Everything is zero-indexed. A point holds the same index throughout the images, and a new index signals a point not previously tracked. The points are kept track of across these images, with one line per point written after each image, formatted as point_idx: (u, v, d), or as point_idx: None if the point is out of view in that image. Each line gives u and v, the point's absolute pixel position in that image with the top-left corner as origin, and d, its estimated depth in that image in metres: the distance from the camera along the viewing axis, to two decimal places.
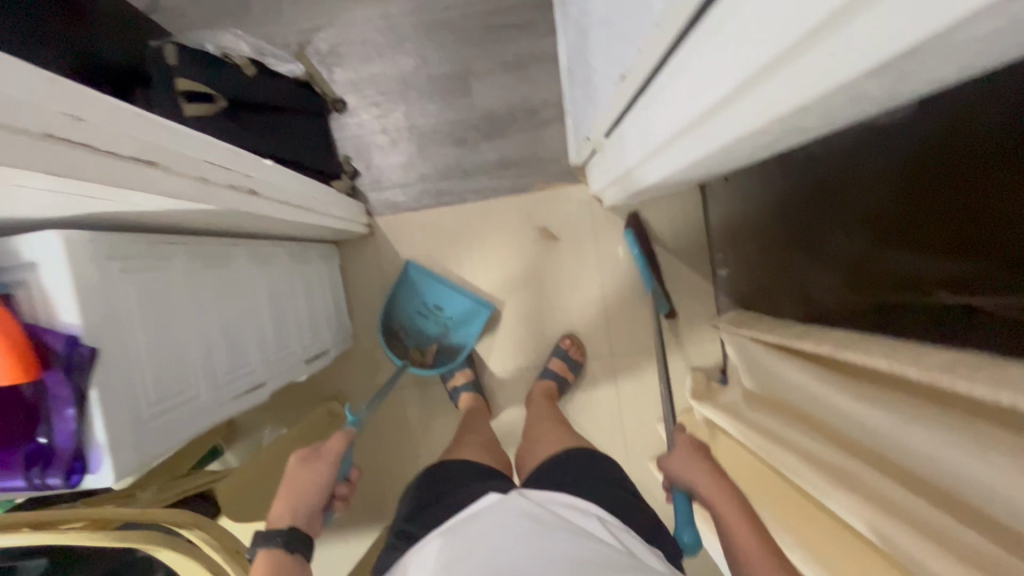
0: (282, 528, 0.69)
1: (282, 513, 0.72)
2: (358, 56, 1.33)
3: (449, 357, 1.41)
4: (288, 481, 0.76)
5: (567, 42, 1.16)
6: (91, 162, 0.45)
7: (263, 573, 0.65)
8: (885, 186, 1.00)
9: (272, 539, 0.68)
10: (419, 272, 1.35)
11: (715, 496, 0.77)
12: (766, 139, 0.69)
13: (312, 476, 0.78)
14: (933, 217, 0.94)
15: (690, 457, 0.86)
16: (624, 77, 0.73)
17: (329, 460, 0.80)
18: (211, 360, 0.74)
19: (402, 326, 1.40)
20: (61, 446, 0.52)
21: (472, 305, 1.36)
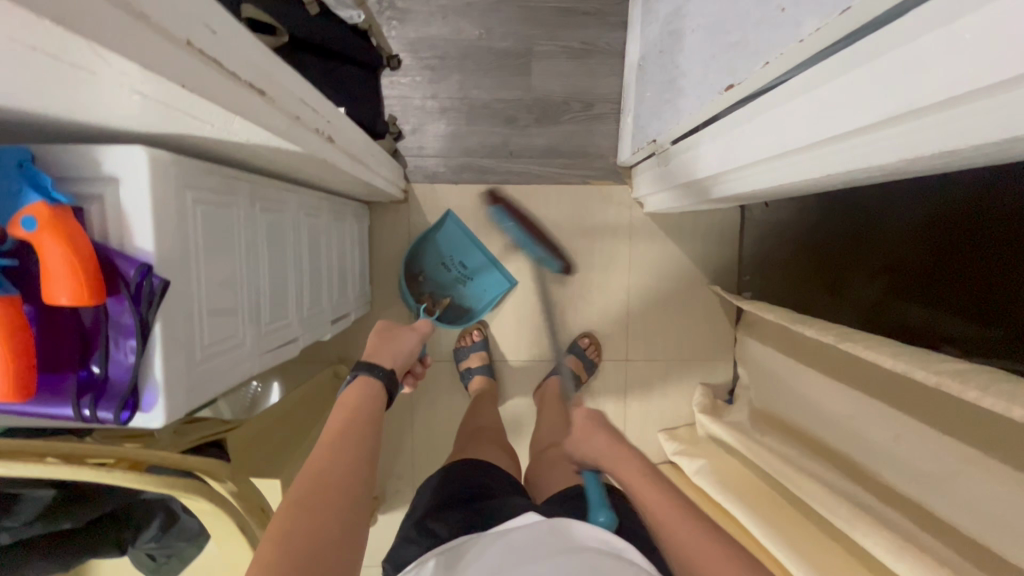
0: (385, 367, 0.71)
1: (384, 354, 0.74)
2: (420, 15, 1.28)
3: (458, 317, 1.36)
4: (386, 333, 0.77)
5: (643, 39, 1.14)
6: (216, 81, 0.41)
7: (362, 392, 0.66)
8: (912, 241, 1.07)
9: (372, 371, 0.70)
10: (456, 223, 1.31)
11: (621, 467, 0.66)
12: (857, 176, 0.70)
13: (409, 341, 0.79)
14: (943, 281, 1.02)
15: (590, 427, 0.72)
16: (731, 87, 0.71)
17: (421, 334, 0.82)
18: (258, 309, 0.71)
19: (423, 271, 1.35)
20: (117, 377, 0.49)
21: (487, 262, 1.33)
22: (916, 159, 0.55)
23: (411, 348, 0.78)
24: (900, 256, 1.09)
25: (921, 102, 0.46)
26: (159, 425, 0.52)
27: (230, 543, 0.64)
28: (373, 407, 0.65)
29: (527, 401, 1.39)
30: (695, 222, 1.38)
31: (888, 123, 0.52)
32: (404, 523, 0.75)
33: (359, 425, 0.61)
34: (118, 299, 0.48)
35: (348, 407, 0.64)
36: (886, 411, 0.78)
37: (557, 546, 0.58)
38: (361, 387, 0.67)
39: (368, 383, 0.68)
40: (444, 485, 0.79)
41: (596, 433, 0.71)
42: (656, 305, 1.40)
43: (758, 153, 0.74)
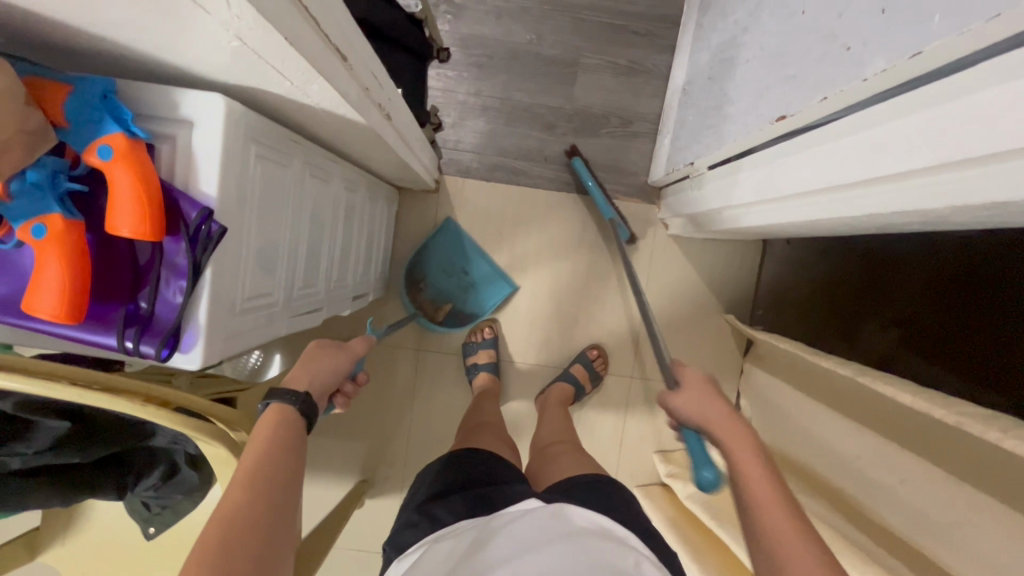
0: (296, 391, 0.62)
1: (300, 375, 0.65)
2: (475, 12, 1.30)
3: (461, 321, 1.39)
4: (309, 353, 0.69)
5: (691, 65, 1.16)
6: (309, 38, 0.43)
7: (274, 425, 0.58)
8: (931, 296, 1.09)
9: (284, 398, 0.61)
10: (455, 229, 1.35)
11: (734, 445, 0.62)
12: (894, 221, 0.72)
13: (336, 361, 0.71)
14: (959, 337, 1.03)
15: (704, 394, 0.68)
16: (782, 118, 0.73)
17: (349, 354, 0.74)
18: (293, 272, 0.71)
19: (425, 278, 1.38)
20: (162, 315, 0.50)
21: (490, 271, 1.36)
22: (958, 210, 0.57)
23: (337, 369, 0.70)
24: (917, 309, 1.10)
25: (972, 152, 0.47)
26: (195, 368, 0.53)
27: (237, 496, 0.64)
28: (292, 439, 0.57)
29: (529, 403, 1.40)
30: (717, 249, 1.40)
31: (935, 170, 0.54)
32: (406, 506, 0.75)
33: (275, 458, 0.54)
34: (175, 239, 0.49)
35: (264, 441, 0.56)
36: (897, 453, 0.78)
37: (558, 529, 0.59)
38: (277, 417, 0.59)
39: (281, 412, 0.59)
40: (446, 471, 0.78)
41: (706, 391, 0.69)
42: (668, 326, 1.40)
43: (798, 185, 0.76)
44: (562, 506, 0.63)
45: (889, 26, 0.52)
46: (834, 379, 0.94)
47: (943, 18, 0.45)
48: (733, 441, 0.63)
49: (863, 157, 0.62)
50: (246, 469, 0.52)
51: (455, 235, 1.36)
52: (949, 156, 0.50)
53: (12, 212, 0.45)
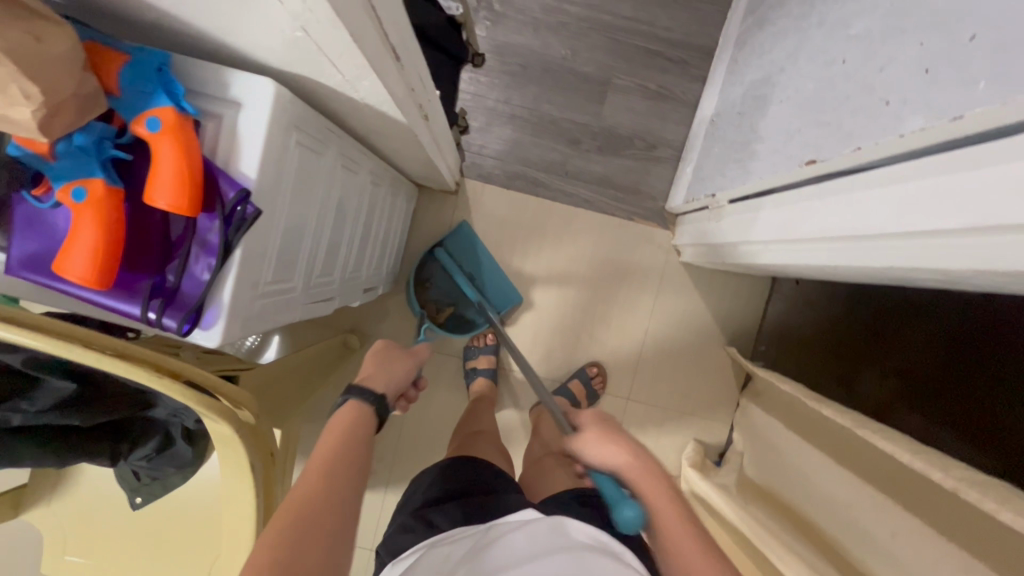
0: (375, 390, 0.71)
1: (376, 374, 0.74)
2: (514, 21, 1.32)
3: (457, 327, 1.39)
4: (381, 357, 0.78)
5: (721, 97, 1.17)
6: (369, 35, 0.43)
7: (351, 419, 0.65)
8: (930, 353, 1.09)
9: (362, 395, 0.69)
10: (471, 234, 1.35)
11: (650, 491, 0.65)
12: (909, 276, 0.73)
13: (402, 364, 0.80)
14: (949, 390, 1.05)
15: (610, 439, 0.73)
16: (812, 162, 0.74)
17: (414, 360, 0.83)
18: (313, 259, 0.72)
19: (430, 279, 1.36)
20: (188, 290, 0.50)
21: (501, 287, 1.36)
22: (977, 274, 0.57)
23: (403, 376, 0.78)
24: (915, 364, 1.11)
25: (997, 220, 0.48)
26: (211, 346, 0.53)
27: (234, 478, 0.63)
28: (359, 432, 0.64)
29: (523, 413, 1.40)
30: (725, 281, 1.40)
31: (957, 233, 0.55)
32: (402, 510, 0.75)
33: (351, 439, 0.62)
34: (210, 216, 0.50)
35: (342, 425, 0.64)
36: (888, 505, 0.78)
37: (554, 542, 0.59)
38: (350, 414, 0.66)
39: (357, 408, 0.67)
40: (441, 479, 0.78)
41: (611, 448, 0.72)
42: (670, 351, 1.41)
43: (818, 230, 0.77)
44: (562, 519, 0.63)
45: (932, 87, 0.53)
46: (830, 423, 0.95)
47: (988, 85, 0.46)
48: (646, 486, 0.66)
49: (889, 210, 0.63)
50: (316, 459, 0.58)
51: (472, 241, 1.35)
52: (973, 222, 0.51)
53: (55, 171, 0.45)
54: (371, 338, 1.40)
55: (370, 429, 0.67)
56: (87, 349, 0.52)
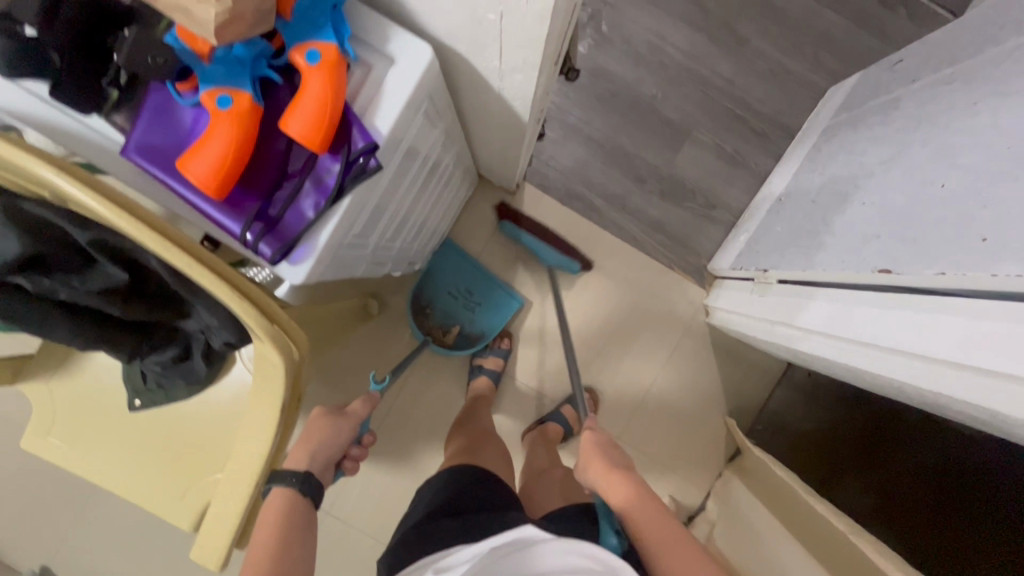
0: (298, 471, 0.70)
1: (300, 453, 0.72)
2: (616, 49, 1.34)
3: (469, 342, 1.38)
4: (310, 429, 0.77)
5: (794, 179, 1.20)
6: (549, 32, 0.44)
7: (278, 508, 0.65)
8: (923, 471, 1.12)
9: (286, 477, 0.69)
10: (456, 253, 1.38)
11: (614, 493, 0.72)
12: (943, 405, 0.74)
13: (336, 429, 0.78)
14: (946, 513, 1.04)
15: (591, 455, 0.81)
16: (885, 271, 0.75)
17: (351, 421, 0.81)
18: (389, 224, 0.72)
19: (430, 303, 1.39)
20: (288, 223, 0.50)
21: (503, 295, 1.38)
22: (1011, 422, 0.59)
23: (335, 439, 0.77)
24: (908, 478, 1.13)
25: None
26: (290, 281, 0.53)
27: (259, 409, 0.64)
28: (298, 510, 0.66)
29: (513, 423, 1.40)
30: (742, 352, 1.40)
31: (1003, 377, 0.56)
32: (404, 523, 0.80)
33: (286, 522, 0.63)
34: (333, 158, 0.50)
35: (272, 513, 0.64)
36: None
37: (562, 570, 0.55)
38: (280, 499, 0.66)
39: (284, 493, 0.67)
40: (445, 491, 0.82)
41: (596, 455, 0.80)
42: (672, 407, 1.40)
43: (865, 337, 0.78)
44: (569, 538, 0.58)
45: None
46: (814, 520, 0.95)
47: None
48: (614, 489, 0.73)
49: (942, 337, 0.64)
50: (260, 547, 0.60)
51: (458, 259, 1.38)
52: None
53: (207, 74, 0.46)
54: (388, 308, 1.40)
55: (304, 509, 0.67)
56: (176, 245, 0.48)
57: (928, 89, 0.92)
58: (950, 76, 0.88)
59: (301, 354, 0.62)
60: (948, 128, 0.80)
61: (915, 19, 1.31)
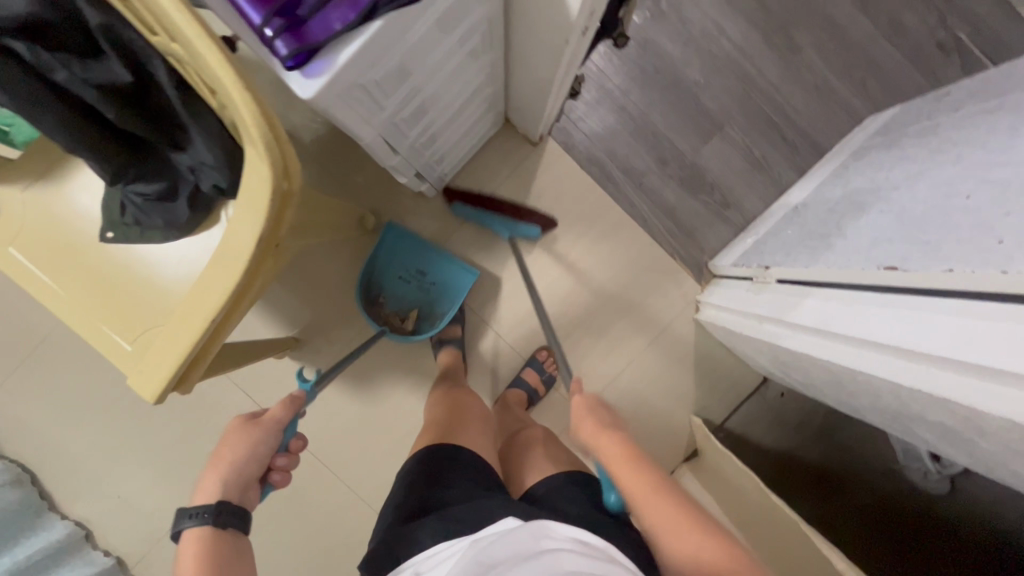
0: (210, 505, 0.68)
1: (213, 483, 0.71)
2: (670, 27, 1.33)
3: (428, 321, 1.34)
4: (223, 447, 0.75)
5: (814, 192, 1.19)
6: None
7: (198, 549, 0.65)
8: (882, 505, 1.23)
9: (199, 515, 0.67)
10: (399, 235, 1.31)
11: (603, 445, 0.79)
12: (924, 416, 0.72)
13: (249, 442, 0.76)
14: (905, 552, 1.18)
15: (581, 414, 0.87)
16: (891, 267, 0.74)
17: (267, 428, 0.79)
18: (409, 100, 0.70)
19: (382, 291, 1.34)
20: (312, 28, 0.47)
21: (457, 269, 1.32)
22: (996, 428, 0.58)
23: (251, 452, 0.75)
24: (867, 505, 1.24)
25: None
26: (299, 96, 0.51)
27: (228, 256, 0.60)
28: (223, 554, 0.66)
29: (478, 374, 1.38)
30: (722, 357, 1.38)
31: (1002, 377, 0.55)
32: (379, 524, 0.85)
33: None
34: None
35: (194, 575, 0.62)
36: None
37: (535, 545, 0.61)
38: (200, 538, 0.66)
39: (202, 531, 0.66)
40: (414, 488, 0.86)
41: (585, 416, 0.86)
42: (641, 395, 1.38)
43: (861, 333, 0.76)
44: (543, 519, 0.65)
45: None
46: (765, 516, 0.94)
47: None
48: (600, 441, 0.80)
49: (936, 335, 0.64)
50: None
51: (406, 241, 1.32)
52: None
53: None
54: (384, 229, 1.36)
55: (227, 553, 0.66)
56: (195, 17, 0.45)
57: (969, 117, 0.91)
58: (995, 106, 0.87)
59: (291, 191, 0.59)
60: (983, 148, 0.79)
61: (966, 68, 1.31)
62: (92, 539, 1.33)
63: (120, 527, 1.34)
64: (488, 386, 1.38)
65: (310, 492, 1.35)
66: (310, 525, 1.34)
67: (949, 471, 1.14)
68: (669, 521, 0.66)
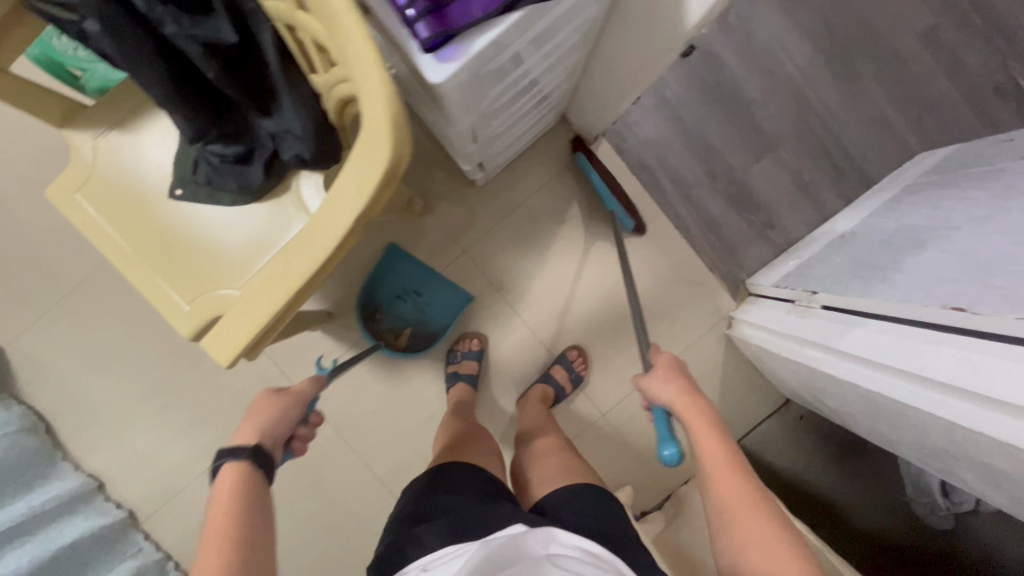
0: (245, 448, 0.68)
1: (246, 433, 0.71)
2: (736, 42, 1.33)
3: (423, 341, 1.36)
4: (254, 407, 0.74)
5: (863, 222, 1.19)
6: None
7: (228, 485, 0.65)
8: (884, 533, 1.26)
9: (236, 454, 0.67)
10: (401, 256, 1.32)
11: (692, 420, 0.76)
12: (977, 458, 0.73)
13: (281, 406, 0.76)
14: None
15: (667, 376, 0.83)
16: (958, 308, 0.74)
17: (297, 398, 0.79)
18: (507, 92, 0.70)
19: (380, 309, 1.35)
20: (454, 14, 0.48)
21: (453, 291, 1.34)
22: None
23: (283, 414, 0.75)
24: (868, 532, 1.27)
25: None
26: (427, 81, 0.52)
27: (318, 235, 0.59)
28: (253, 496, 0.65)
29: (505, 366, 1.38)
30: (747, 375, 1.39)
31: None
32: (388, 528, 0.86)
33: (236, 527, 0.61)
34: None
35: (222, 513, 0.62)
36: None
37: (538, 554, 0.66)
38: (232, 476, 0.66)
39: (234, 470, 0.66)
40: (425, 494, 0.88)
41: (673, 378, 0.82)
42: None
43: (922, 369, 0.76)
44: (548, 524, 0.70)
45: None
46: None
47: None
48: (688, 415, 0.77)
49: (1005, 384, 0.64)
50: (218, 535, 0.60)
51: (403, 261, 1.33)
52: None
53: None
54: (430, 212, 1.36)
55: (256, 496, 0.65)
56: None
57: None
58: None
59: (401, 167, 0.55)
60: None
61: None
62: (105, 490, 1.33)
63: (133, 481, 1.34)
64: (514, 379, 1.38)
65: (326, 465, 1.36)
66: (323, 497, 1.35)
67: (957, 507, 1.13)
68: (751, 515, 0.67)
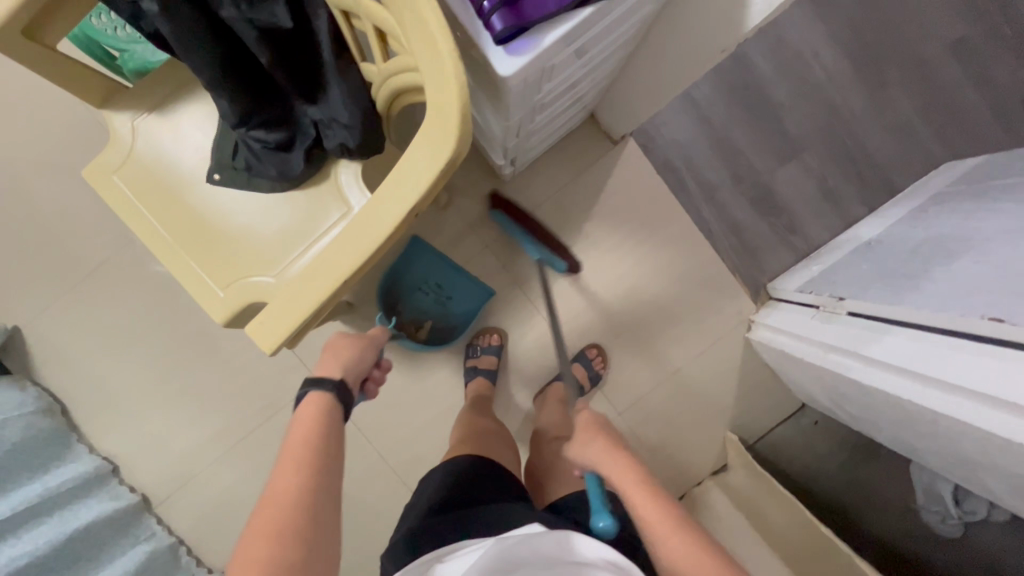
0: (332, 378, 0.79)
1: (331, 367, 0.82)
2: (765, 46, 1.33)
3: (441, 335, 1.35)
4: (336, 348, 0.86)
5: (889, 229, 1.19)
6: None
7: (316, 404, 0.74)
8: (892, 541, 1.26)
9: (322, 384, 0.78)
10: (425, 249, 1.31)
11: (619, 475, 0.74)
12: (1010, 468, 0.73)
13: (359, 349, 0.87)
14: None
15: (586, 437, 0.82)
16: (995, 319, 0.75)
17: (371, 344, 0.91)
18: (557, 87, 0.70)
19: (399, 301, 1.34)
20: (530, 8, 0.50)
21: (475, 288, 1.33)
22: None
23: (359, 356, 0.86)
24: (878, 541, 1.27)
25: None
26: (496, 73, 0.53)
27: (370, 224, 0.58)
28: (333, 415, 0.74)
29: (523, 363, 1.38)
30: (764, 379, 1.40)
31: None
32: (408, 518, 0.85)
33: (322, 433, 0.69)
34: None
35: (309, 420, 0.71)
36: None
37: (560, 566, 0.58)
38: (317, 398, 0.75)
39: (318, 394, 0.76)
40: (449, 486, 0.87)
41: (590, 440, 0.81)
42: (681, 404, 1.39)
43: (954, 378, 0.76)
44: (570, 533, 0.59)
45: None
46: None
47: None
48: (612, 469, 0.75)
49: None
50: (298, 445, 0.67)
51: (426, 253, 1.32)
52: None
53: None
54: (452, 206, 1.36)
55: (338, 415, 0.75)
56: None
57: None
58: None
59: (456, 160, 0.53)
60: None
61: None
62: (119, 473, 1.33)
63: (148, 465, 1.33)
64: (532, 375, 1.38)
65: None
66: None
67: (963, 518, 1.17)
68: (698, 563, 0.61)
